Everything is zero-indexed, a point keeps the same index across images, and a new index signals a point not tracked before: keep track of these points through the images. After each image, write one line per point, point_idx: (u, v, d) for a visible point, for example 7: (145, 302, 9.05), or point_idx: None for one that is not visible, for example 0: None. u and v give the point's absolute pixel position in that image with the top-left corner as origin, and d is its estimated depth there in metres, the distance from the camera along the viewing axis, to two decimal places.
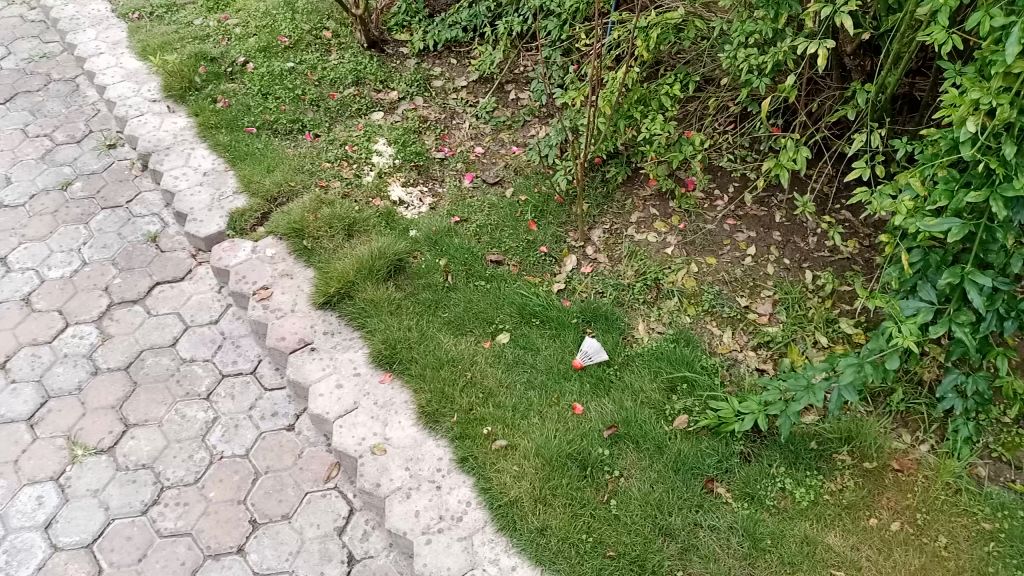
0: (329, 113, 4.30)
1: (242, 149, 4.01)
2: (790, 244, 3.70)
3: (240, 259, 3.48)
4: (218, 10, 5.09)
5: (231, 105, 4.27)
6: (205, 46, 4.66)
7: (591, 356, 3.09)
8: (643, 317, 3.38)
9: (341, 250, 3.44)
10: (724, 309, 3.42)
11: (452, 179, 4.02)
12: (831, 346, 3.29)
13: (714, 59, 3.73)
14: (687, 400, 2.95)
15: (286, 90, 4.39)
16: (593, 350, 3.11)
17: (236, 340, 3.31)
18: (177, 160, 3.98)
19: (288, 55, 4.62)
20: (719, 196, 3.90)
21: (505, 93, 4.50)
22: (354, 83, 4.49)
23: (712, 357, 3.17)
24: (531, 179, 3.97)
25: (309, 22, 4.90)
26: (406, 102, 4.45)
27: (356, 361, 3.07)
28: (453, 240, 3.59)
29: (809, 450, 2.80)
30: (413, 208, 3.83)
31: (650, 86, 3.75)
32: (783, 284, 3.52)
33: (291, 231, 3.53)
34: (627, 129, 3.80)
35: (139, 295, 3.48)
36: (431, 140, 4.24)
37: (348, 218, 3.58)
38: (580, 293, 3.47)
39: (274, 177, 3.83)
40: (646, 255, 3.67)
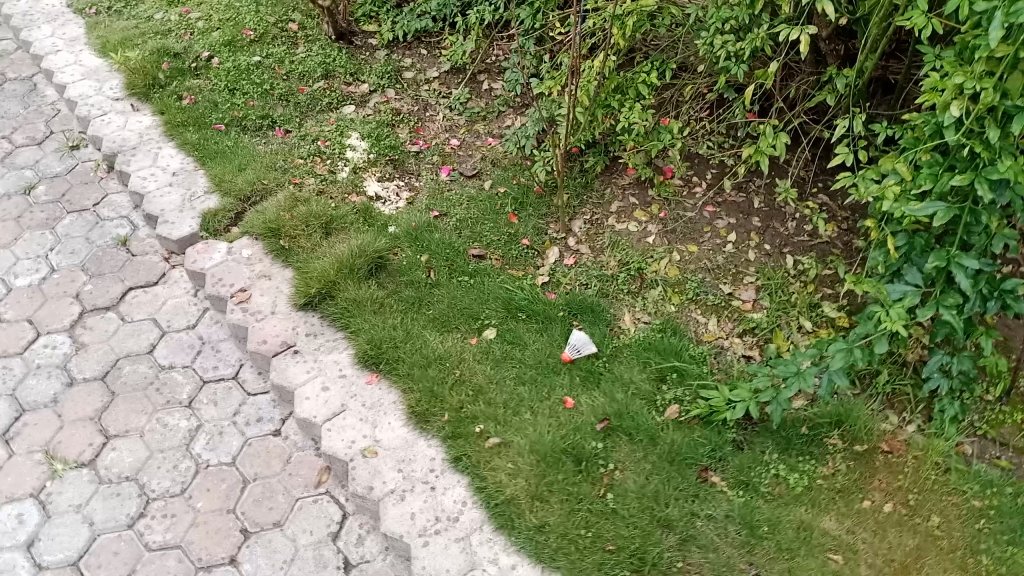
0: (300, 108, 4.21)
1: (211, 148, 3.90)
2: (769, 229, 3.72)
3: (215, 261, 3.39)
4: (178, 3, 4.94)
5: (198, 102, 4.16)
6: (168, 41, 4.53)
7: (580, 349, 3.07)
8: (629, 307, 3.36)
9: (319, 249, 3.36)
10: (708, 296, 3.42)
11: (429, 172, 3.96)
12: (816, 330, 3.31)
13: (689, 46, 3.72)
14: (678, 390, 2.94)
15: (254, 85, 4.28)
16: (582, 343, 3.08)
17: (215, 344, 3.22)
18: (144, 160, 3.86)
19: (255, 49, 4.51)
20: (698, 183, 3.91)
21: (478, 84, 4.44)
22: (324, 77, 4.40)
23: (699, 345, 3.17)
24: (509, 171, 3.94)
25: (274, 14, 4.78)
26: (378, 94, 4.36)
27: (342, 362, 3.01)
28: (433, 236, 3.53)
29: (800, 435, 2.81)
30: (390, 203, 3.77)
31: (626, 74, 3.72)
32: (765, 270, 3.54)
33: (266, 231, 3.44)
34: (604, 118, 3.77)
35: (111, 301, 3.38)
36: (405, 133, 4.16)
37: (325, 216, 3.51)
38: (564, 285, 3.45)
39: (246, 175, 3.74)
40: (628, 245, 3.65)
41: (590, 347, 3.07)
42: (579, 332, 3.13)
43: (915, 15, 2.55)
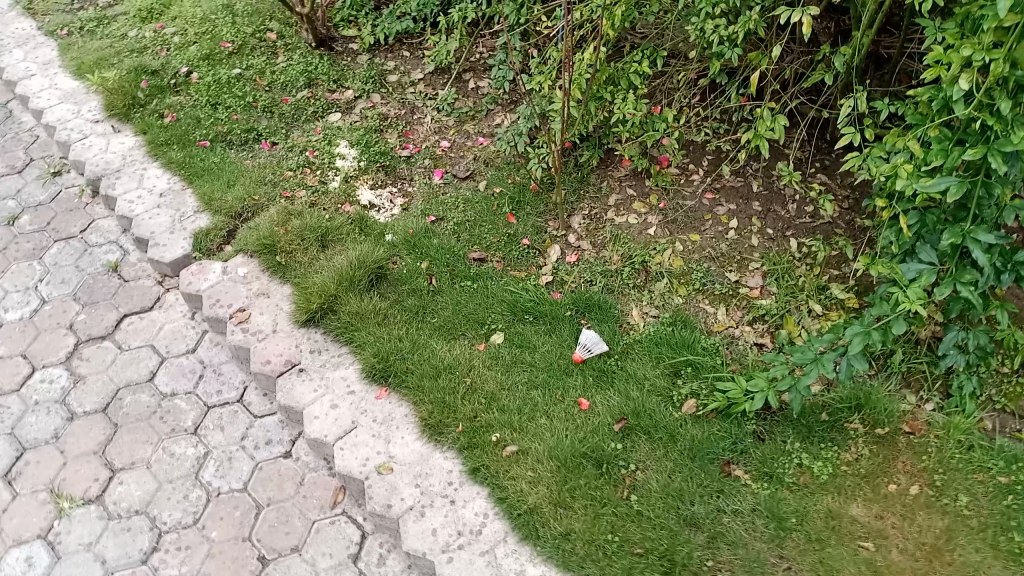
0: (285, 119, 4.12)
1: (197, 166, 3.81)
2: (771, 213, 3.67)
3: (211, 282, 3.30)
4: (152, 19, 4.84)
5: (180, 119, 4.07)
6: (145, 59, 4.43)
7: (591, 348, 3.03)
8: (636, 302, 3.31)
9: (317, 263, 3.29)
10: (715, 286, 3.37)
11: (421, 177, 3.88)
12: (826, 313, 3.27)
13: (678, 32, 3.66)
14: (693, 384, 2.89)
15: (236, 98, 4.19)
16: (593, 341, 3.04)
17: (218, 368, 3.15)
18: (130, 182, 3.77)
19: (234, 61, 4.42)
20: (695, 170, 3.86)
21: (464, 83, 4.37)
22: (307, 85, 4.31)
23: (711, 337, 3.12)
24: (503, 170, 3.87)
25: (250, 24, 4.68)
26: (363, 100, 4.27)
27: (349, 378, 2.94)
28: (432, 241, 3.46)
29: (821, 422, 2.77)
30: (385, 211, 3.69)
31: (616, 65, 3.66)
32: (769, 255, 3.49)
33: (261, 247, 3.36)
34: (597, 111, 3.71)
35: (107, 330, 3.29)
36: (394, 138, 4.07)
37: (320, 228, 3.43)
38: (569, 284, 3.39)
39: (235, 192, 3.65)
40: (630, 238, 3.60)
41: (602, 346, 3.03)
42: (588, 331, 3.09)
43: None
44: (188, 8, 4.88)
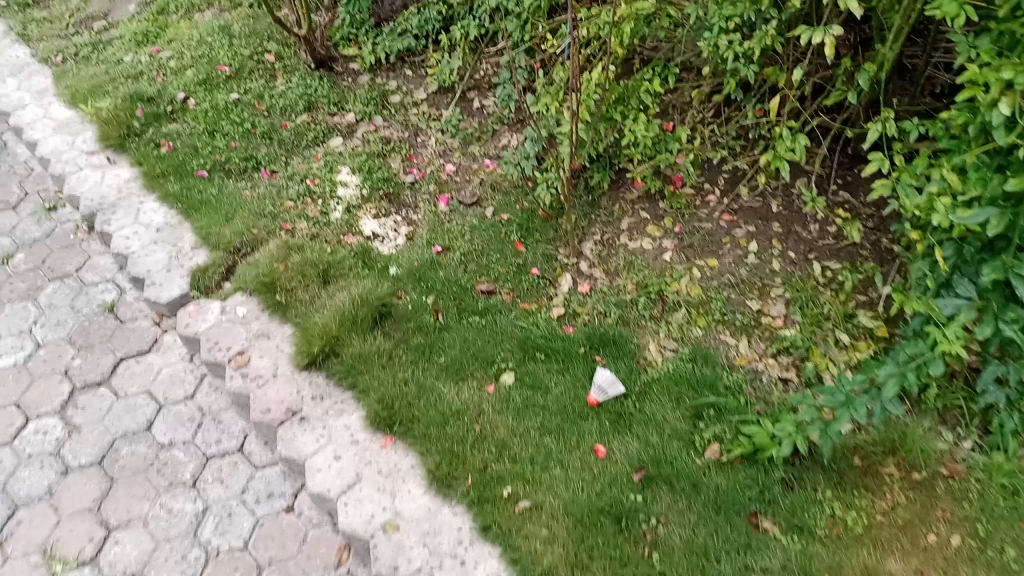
0: (284, 145, 3.99)
1: (194, 198, 3.68)
2: (792, 235, 3.51)
3: (209, 323, 3.17)
4: (148, 42, 4.73)
5: (177, 148, 3.94)
6: (141, 85, 4.31)
7: (607, 391, 2.86)
8: (652, 335, 3.15)
9: (318, 301, 3.15)
10: (735, 316, 3.21)
11: (426, 203, 3.72)
12: (854, 343, 3.11)
13: (692, 47, 3.49)
14: (717, 427, 2.74)
15: (234, 125, 4.06)
16: (609, 384, 2.87)
17: (217, 415, 3.02)
18: (126, 217, 3.63)
19: (232, 85, 4.29)
20: (711, 190, 3.69)
21: (469, 102, 4.21)
22: (307, 109, 4.18)
23: (733, 374, 2.96)
24: (511, 195, 3.70)
25: (248, 46, 4.56)
26: (365, 123, 4.13)
27: (352, 427, 2.80)
28: (438, 274, 3.31)
29: (853, 467, 2.63)
30: (389, 241, 3.53)
31: (626, 83, 3.50)
32: (792, 280, 3.33)
33: (259, 285, 3.22)
34: (608, 132, 3.54)
35: (103, 376, 3.17)
36: (397, 162, 3.91)
37: (321, 264, 3.29)
38: (582, 316, 3.23)
39: (233, 225, 3.52)
40: (645, 264, 3.44)
41: (618, 388, 2.87)
42: (604, 371, 2.91)
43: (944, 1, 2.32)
44: (184, 31, 4.76)
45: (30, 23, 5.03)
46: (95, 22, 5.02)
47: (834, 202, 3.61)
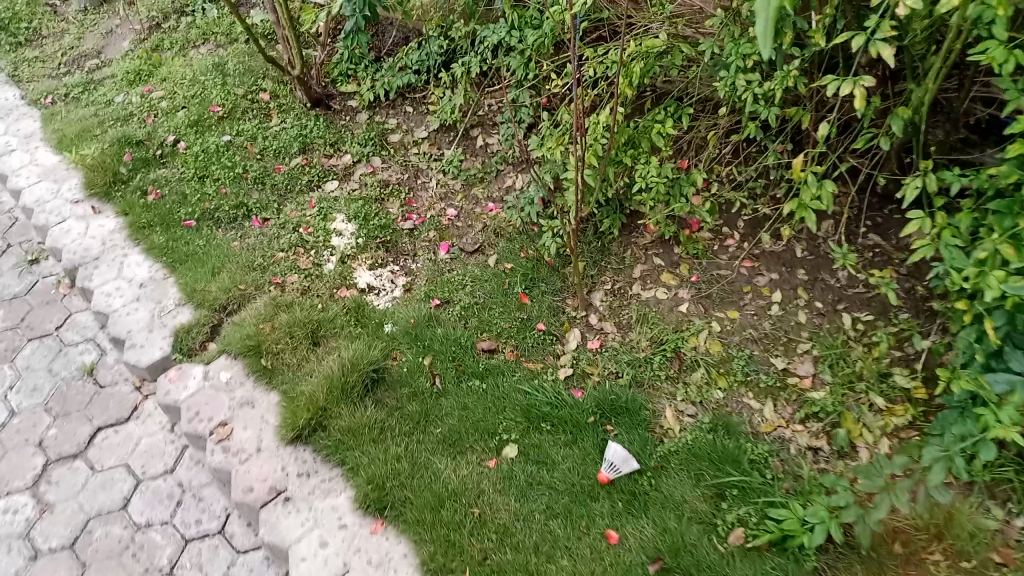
0: (277, 190, 3.78)
1: (180, 250, 3.48)
2: (818, 283, 3.25)
3: (191, 390, 2.95)
4: (141, 82, 4.56)
5: (164, 195, 3.75)
6: (130, 128, 4.14)
7: (621, 468, 2.62)
8: (668, 399, 2.90)
9: (306, 367, 2.93)
10: (759, 376, 2.95)
11: (425, 251, 3.50)
12: (890, 406, 2.84)
13: (707, 84, 3.25)
14: (741, 509, 2.49)
15: (225, 169, 3.87)
16: (623, 460, 2.64)
17: (198, 493, 2.80)
18: (108, 272, 3.45)
19: (224, 127, 4.11)
20: (730, 234, 3.45)
21: (471, 140, 4.00)
22: (301, 151, 3.98)
23: (758, 444, 2.70)
24: (515, 242, 3.46)
25: (242, 84, 4.38)
26: (363, 165, 3.93)
27: (340, 509, 2.56)
28: (436, 332, 3.08)
29: (894, 556, 2.35)
30: (385, 295, 3.30)
31: (637, 124, 3.26)
32: (819, 335, 3.07)
33: (245, 349, 3.01)
34: (617, 175, 3.31)
35: (78, 447, 2.96)
36: (396, 208, 3.70)
37: (310, 323, 3.07)
38: (592, 378, 2.98)
39: (220, 280, 3.31)
40: (659, 317, 3.19)
41: (631, 463, 2.63)
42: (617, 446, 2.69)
43: (990, 44, 2.08)
44: (178, 69, 4.59)
45: (22, 63, 4.89)
46: (88, 60, 4.87)
47: (863, 246, 3.35)
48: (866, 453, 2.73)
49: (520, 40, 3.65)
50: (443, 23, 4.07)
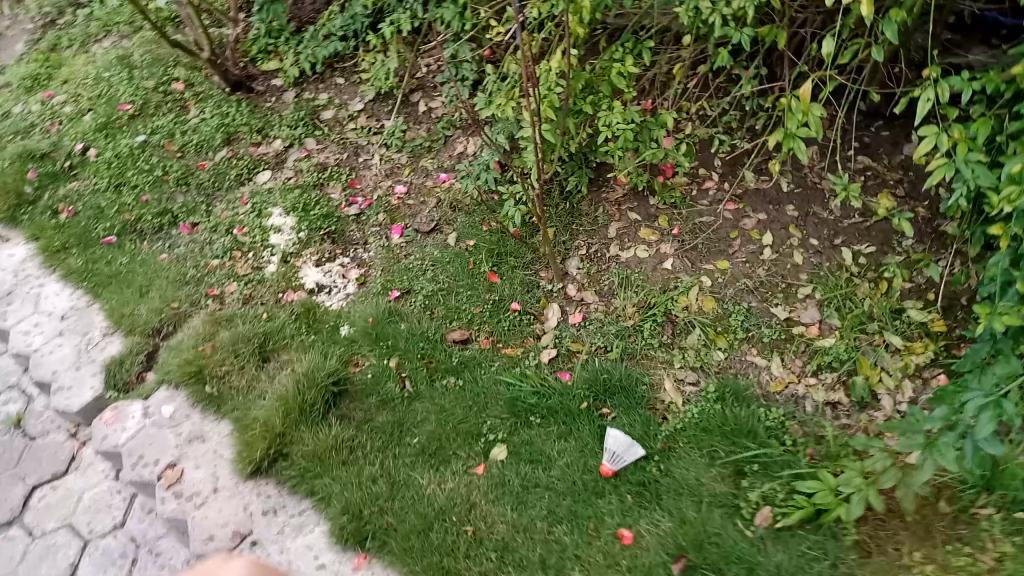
0: (204, 190, 3.39)
1: (103, 272, 3.10)
2: (810, 217, 2.97)
3: (131, 432, 2.61)
4: (40, 87, 4.09)
5: (79, 212, 3.35)
6: (32, 141, 3.69)
7: (625, 458, 2.33)
8: (665, 368, 2.61)
9: (257, 389, 2.60)
10: (761, 331, 2.67)
11: (376, 237, 3.14)
12: (908, 345, 2.57)
13: (665, 13, 2.88)
14: (763, 486, 2.21)
15: (142, 173, 3.46)
16: (626, 448, 2.34)
17: (152, 547, 2.43)
18: (24, 307, 3.08)
19: (136, 126, 3.68)
20: (708, 176, 3.14)
21: (412, 107, 3.62)
22: (225, 142, 3.57)
23: (771, 408, 2.41)
24: (474, 214, 3.13)
25: (151, 76, 3.93)
26: (296, 149, 3.52)
27: (316, 546, 2.25)
28: (399, 328, 2.74)
29: (942, 515, 2.11)
30: (336, 293, 2.96)
31: (593, 66, 2.90)
32: (820, 275, 2.78)
33: (186, 376, 2.66)
34: (579, 127, 2.96)
35: (14, 512, 2.60)
36: (338, 192, 3.32)
37: (256, 337, 2.73)
38: (578, 357, 2.68)
39: (151, 301, 2.94)
40: (643, 278, 2.88)
41: (635, 450, 2.34)
42: (615, 432, 2.39)
43: None
44: (79, 68, 4.12)
45: None
46: None
47: (854, 171, 3.08)
48: (888, 401, 2.48)
49: None
50: None
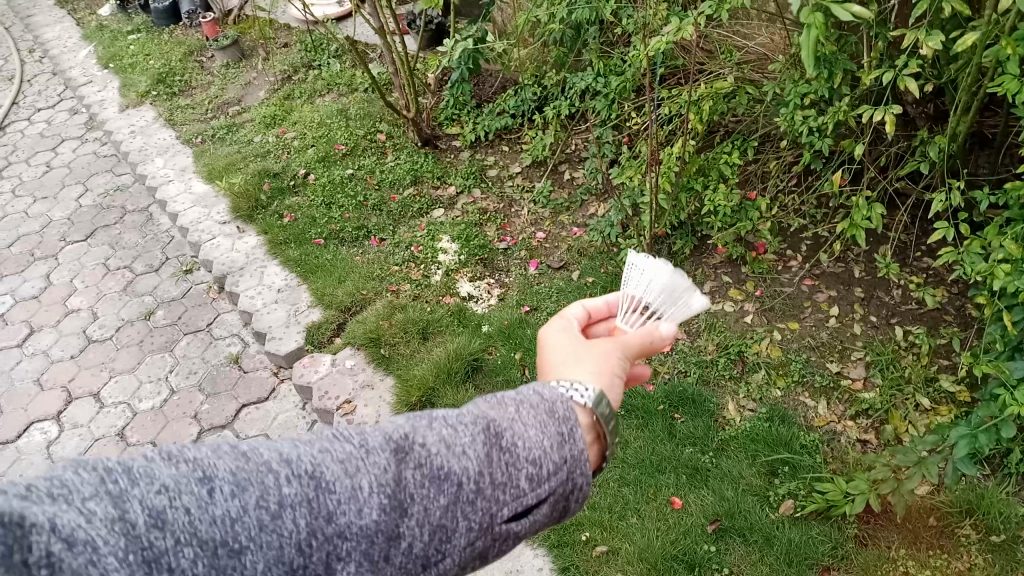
0: (392, 215, 4.37)
1: (312, 262, 4.09)
2: (874, 299, 3.53)
3: (321, 373, 3.53)
4: (275, 124, 5.28)
5: (298, 218, 4.39)
6: (267, 162, 4.85)
7: (675, 311, 1.56)
8: (731, 395, 3.26)
9: (418, 355, 3.48)
10: (815, 377, 3.29)
11: (517, 267, 3.99)
12: (935, 407, 3.11)
13: (770, 120, 3.65)
14: (790, 484, 2.85)
15: (348, 198, 4.49)
16: (656, 271, 1.60)
17: None
18: (252, 279, 4.09)
19: (347, 162, 4.77)
20: (794, 256, 3.78)
21: (560, 175, 4.51)
22: (413, 183, 4.59)
23: (808, 432, 3.04)
24: (596, 259, 3.91)
25: (362, 127, 5.07)
26: (465, 195, 4.50)
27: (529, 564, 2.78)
28: (526, 331, 3.54)
29: (931, 526, 2.68)
30: (482, 301, 3.81)
31: (707, 156, 3.69)
32: (874, 343, 3.35)
33: (366, 340, 3.58)
34: (689, 202, 3.73)
35: (227, 419, 3.57)
36: (492, 231, 4.22)
37: (421, 321, 3.62)
38: (662, 373, 3.36)
39: (346, 287, 3.88)
40: (725, 326, 3.54)
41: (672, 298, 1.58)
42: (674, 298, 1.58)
43: (1005, 78, 2.42)
44: (308, 114, 5.29)
45: (176, 108, 5.66)
46: (230, 106, 5.62)
47: (917, 268, 3.55)
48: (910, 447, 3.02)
49: (604, 86, 4.15)
50: (536, 74, 4.70)
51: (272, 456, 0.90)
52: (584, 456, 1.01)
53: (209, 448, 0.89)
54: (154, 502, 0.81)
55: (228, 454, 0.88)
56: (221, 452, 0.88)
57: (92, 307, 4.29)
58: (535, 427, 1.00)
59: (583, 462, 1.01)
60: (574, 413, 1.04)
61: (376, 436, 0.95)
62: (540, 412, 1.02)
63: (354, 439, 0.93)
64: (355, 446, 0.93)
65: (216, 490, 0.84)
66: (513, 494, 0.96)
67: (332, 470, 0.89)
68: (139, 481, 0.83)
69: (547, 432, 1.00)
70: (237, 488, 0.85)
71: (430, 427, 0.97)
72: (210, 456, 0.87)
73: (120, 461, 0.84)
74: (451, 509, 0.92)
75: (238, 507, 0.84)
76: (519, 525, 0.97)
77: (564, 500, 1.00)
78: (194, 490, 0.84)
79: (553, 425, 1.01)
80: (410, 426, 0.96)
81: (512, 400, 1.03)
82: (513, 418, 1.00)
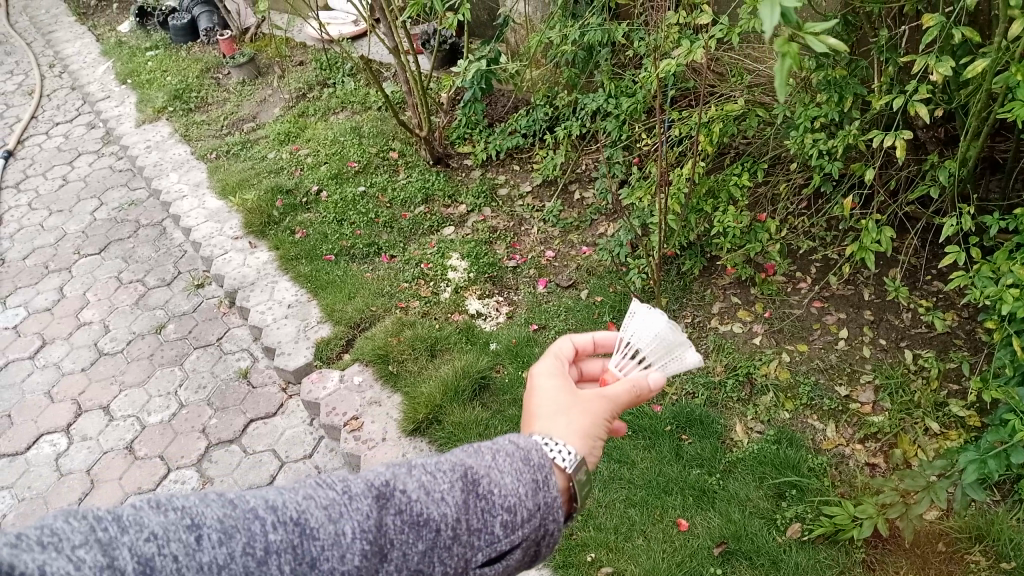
0: (403, 233, 4.40)
1: (323, 278, 4.11)
2: (883, 322, 3.52)
3: (329, 390, 3.54)
4: (289, 141, 5.33)
5: (309, 234, 4.42)
6: (281, 179, 4.89)
7: (668, 363, 1.57)
8: (739, 416, 3.25)
9: (425, 372, 3.48)
10: (823, 400, 3.27)
11: (526, 286, 4.00)
12: (944, 432, 3.09)
13: (780, 143, 3.66)
14: (797, 507, 2.84)
15: (360, 215, 4.53)
16: (658, 323, 1.60)
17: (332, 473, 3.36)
18: (262, 295, 4.12)
19: (359, 180, 4.81)
20: (803, 278, 3.79)
21: (570, 194, 4.53)
22: (424, 202, 4.62)
23: (815, 456, 3.02)
24: (605, 279, 3.92)
25: (375, 145, 5.11)
26: (475, 214, 4.52)
27: None
28: (534, 349, 3.54)
29: (938, 551, 2.67)
30: (491, 319, 3.82)
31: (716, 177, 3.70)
32: (883, 367, 3.34)
33: (374, 357, 3.58)
34: (698, 223, 3.74)
35: (234, 434, 3.59)
36: (502, 249, 4.24)
37: (429, 338, 3.62)
38: (669, 394, 3.36)
39: (355, 303, 3.90)
40: (734, 347, 3.54)
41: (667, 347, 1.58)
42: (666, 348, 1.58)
43: (1015, 103, 2.43)
44: (321, 131, 5.34)
45: (191, 124, 5.73)
46: (245, 123, 5.69)
47: (926, 292, 3.54)
48: None
49: (615, 107, 4.17)
50: (548, 94, 4.73)
51: (258, 503, 0.96)
52: (556, 503, 1.09)
53: (198, 497, 0.95)
54: (144, 549, 0.87)
55: (213, 503, 0.94)
56: (208, 501, 0.95)
57: (103, 320, 4.33)
58: (512, 475, 1.08)
59: (554, 510, 1.09)
60: (547, 462, 1.12)
61: (358, 483, 1.02)
62: (517, 460, 1.10)
63: (337, 486, 1.01)
64: (339, 493, 1.00)
65: (204, 536, 0.90)
66: (487, 540, 1.04)
67: (316, 516, 0.96)
68: (129, 528, 0.88)
69: (523, 479, 1.08)
70: (222, 536, 0.91)
71: (412, 476, 1.05)
72: (196, 505, 0.93)
73: (112, 510, 0.90)
74: (428, 553, 1.00)
75: (226, 554, 0.90)
76: (491, 570, 1.05)
77: (535, 546, 1.08)
78: (183, 537, 0.89)
79: (528, 473, 1.09)
80: (392, 473, 1.04)
81: (488, 450, 1.10)
82: (490, 467, 1.08)
